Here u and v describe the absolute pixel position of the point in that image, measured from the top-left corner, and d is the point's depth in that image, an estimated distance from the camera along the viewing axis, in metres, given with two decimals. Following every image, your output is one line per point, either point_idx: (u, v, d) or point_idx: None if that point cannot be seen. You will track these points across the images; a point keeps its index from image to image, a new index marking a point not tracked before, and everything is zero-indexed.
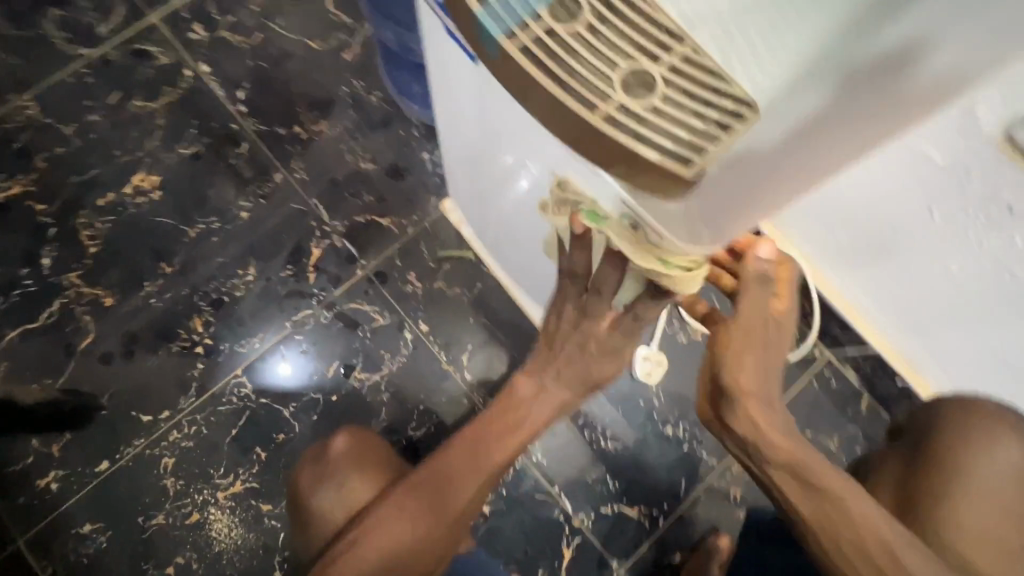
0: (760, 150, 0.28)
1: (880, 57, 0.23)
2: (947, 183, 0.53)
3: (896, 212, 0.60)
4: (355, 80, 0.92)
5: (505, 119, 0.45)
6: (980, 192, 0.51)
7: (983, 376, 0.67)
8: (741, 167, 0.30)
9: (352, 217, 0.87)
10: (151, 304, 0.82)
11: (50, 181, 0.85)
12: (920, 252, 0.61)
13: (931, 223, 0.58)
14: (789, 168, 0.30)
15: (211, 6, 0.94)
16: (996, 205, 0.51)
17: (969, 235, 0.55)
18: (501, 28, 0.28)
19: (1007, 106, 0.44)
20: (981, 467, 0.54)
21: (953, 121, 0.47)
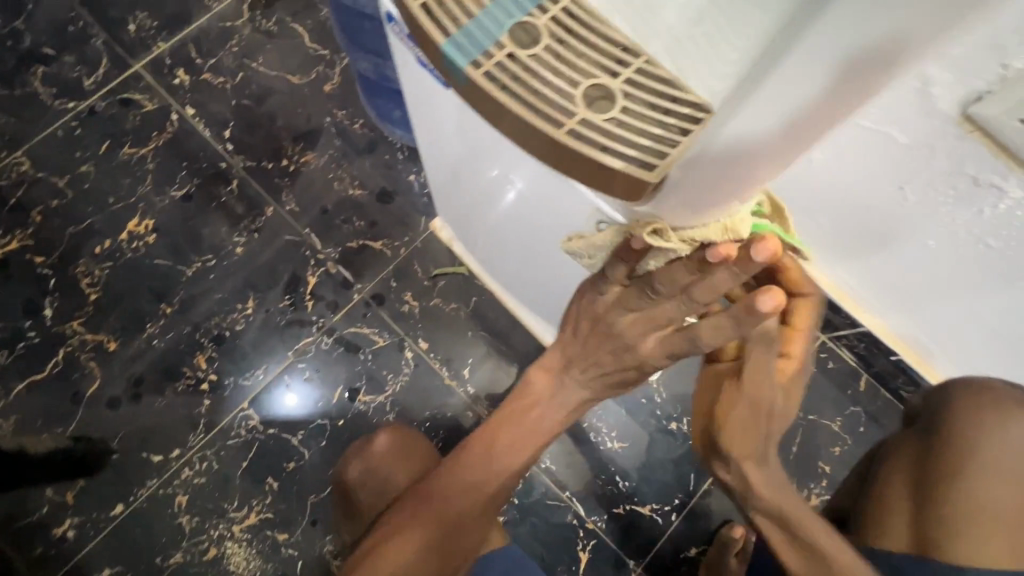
0: (713, 149, 0.30)
1: (803, 65, 0.23)
2: (914, 162, 0.55)
3: (871, 193, 0.62)
4: (337, 109, 0.95)
5: (481, 137, 0.47)
6: (946, 167, 0.53)
7: (978, 347, 0.68)
8: (701, 164, 0.31)
9: (345, 243, 0.89)
10: (154, 345, 0.83)
11: (46, 233, 0.87)
12: (899, 230, 0.63)
13: (904, 200, 0.59)
14: (754, 164, 0.30)
15: (193, 51, 0.97)
16: (962, 178, 0.53)
17: (941, 210, 0.57)
18: (466, 58, 0.30)
19: (960, 83, 0.46)
20: (1002, 447, 0.53)
21: (912, 100, 0.50)
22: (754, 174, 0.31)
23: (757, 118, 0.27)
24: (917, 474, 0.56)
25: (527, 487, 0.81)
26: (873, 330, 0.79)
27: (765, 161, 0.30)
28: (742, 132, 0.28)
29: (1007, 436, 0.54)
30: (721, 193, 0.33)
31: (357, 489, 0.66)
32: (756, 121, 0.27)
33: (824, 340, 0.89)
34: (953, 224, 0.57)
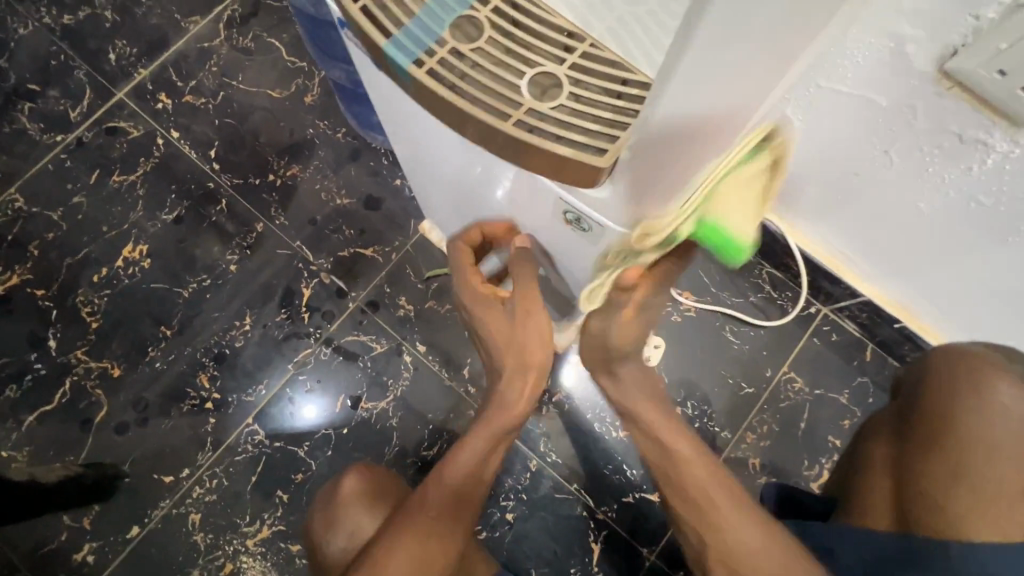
0: (649, 141, 0.28)
1: (717, 40, 0.21)
2: (895, 123, 0.54)
3: (854, 158, 0.60)
4: (319, 120, 0.95)
5: (446, 139, 0.46)
6: (927, 127, 0.52)
7: (976, 305, 0.67)
8: (643, 159, 0.29)
9: (336, 253, 0.89)
10: (157, 368, 0.85)
11: (44, 266, 0.89)
12: (885, 195, 0.62)
13: (889, 162, 0.58)
14: (697, 137, 0.28)
15: (173, 74, 0.97)
16: (946, 136, 0.51)
17: (927, 169, 0.56)
18: (407, 56, 0.30)
19: (934, 40, 0.45)
20: (976, 422, 0.50)
21: (886, 59, 0.49)
22: (702, 143, 0.29)
23: (696, 86, 0.24)
24: (905, 451, 0.53)
25: (534, 482, 0.81)
26: (874, 298, 0.77)
27: (711, 128, 0.28)
28: (683, 104, 0.25)
29: (988, 409, 0.50)
30: (673, 173, 0.31)
31: (355, 501, 0.66)
32: (696, 89, 0.24)
33: (826, 313, 0.87)
34: (944, 182, 0.56)
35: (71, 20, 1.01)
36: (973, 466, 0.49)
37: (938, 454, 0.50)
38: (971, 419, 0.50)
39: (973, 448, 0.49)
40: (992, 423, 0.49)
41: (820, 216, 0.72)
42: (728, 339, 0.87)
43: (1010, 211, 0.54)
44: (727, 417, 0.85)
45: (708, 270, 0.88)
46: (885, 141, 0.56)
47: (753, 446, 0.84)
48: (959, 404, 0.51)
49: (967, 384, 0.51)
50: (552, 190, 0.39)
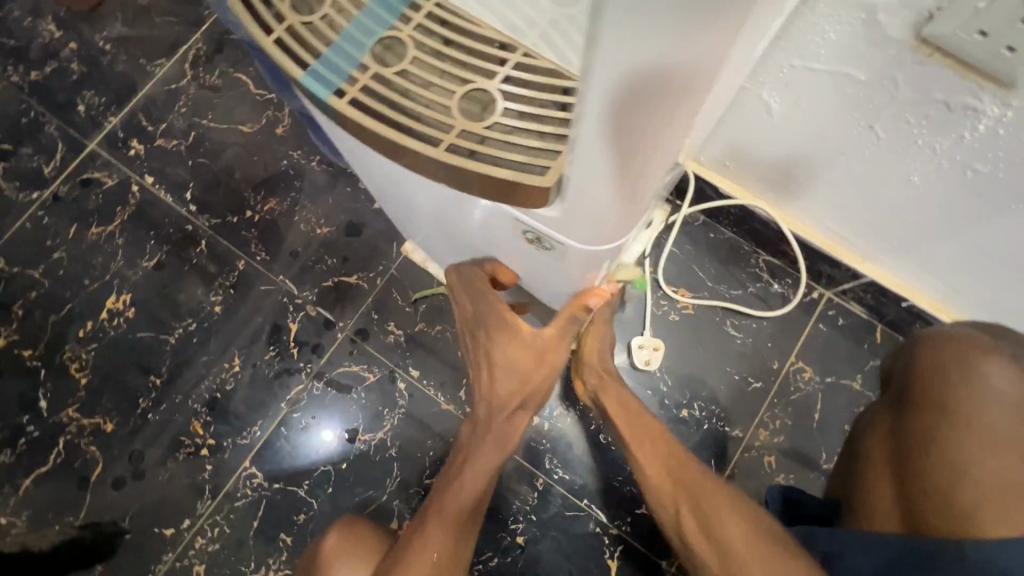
0: (590, 142, 0.26)
1: (636, 15, 0.19)
2: (876, 96, 0.51)
3: (837, 135, 0.57)
4: (292, 150, 0.93)
5: (394, 172, 0.43)
6: (912, 97, 0.49)
7: (984, 277, 0.63)
8: (587, 166, 0.27)
9: (320, 284, 0.87)
10: (150, 419, 0.83)
11: (30, 325, 0.88)
12: (874, 171, 0.59)
13: (874, 137, 0.55)
14: (642, 135, 0.26)
15: (143, 119, 0.97)
16: (932, 105, 0.48)
17: (915, 140, 0.53)
18: (328, 88, 0.28)
19: (908, 6, 0.42)
20: (970, 407, 0.46)
21: (859, 29, 0.46)
22: (651, 133, 0.26)
23: (625, 60, 0.21)
24: (899, 438, 0.50)
25: (542, 502, 0.78)
26: (876, 279, 0.74)
27: (657, 112, 0.25)
28: (615, 84, 0.22)
29: (980, 390, 0.47)
30: (624, 171, 0.27)
31: (339, 554, 0.63)
32: (625, 65, 0.21)
33: (830, 297, 0.84)
34: (937, 151, 0.52)
35: (39, 75, 1.00)
36: (971, 451, 0.46)
37: (938, 436, 0.47)
38: (966, 400, 0.47)
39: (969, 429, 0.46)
40: (985, 401, 0.46)
41: (810, 199, 0.69)
42: (730, 333, 0.84)
43: (1010, 176, 0.50)
44: (736, 415, 0.82)
45: (703, 264, 0.85)
46: (869, 114, 0.53)
47: (766, 442, 0.81)
48: (943, 384, 0.48)
49: (954, 363, 0.48)
50: (506, 214, 0.36)
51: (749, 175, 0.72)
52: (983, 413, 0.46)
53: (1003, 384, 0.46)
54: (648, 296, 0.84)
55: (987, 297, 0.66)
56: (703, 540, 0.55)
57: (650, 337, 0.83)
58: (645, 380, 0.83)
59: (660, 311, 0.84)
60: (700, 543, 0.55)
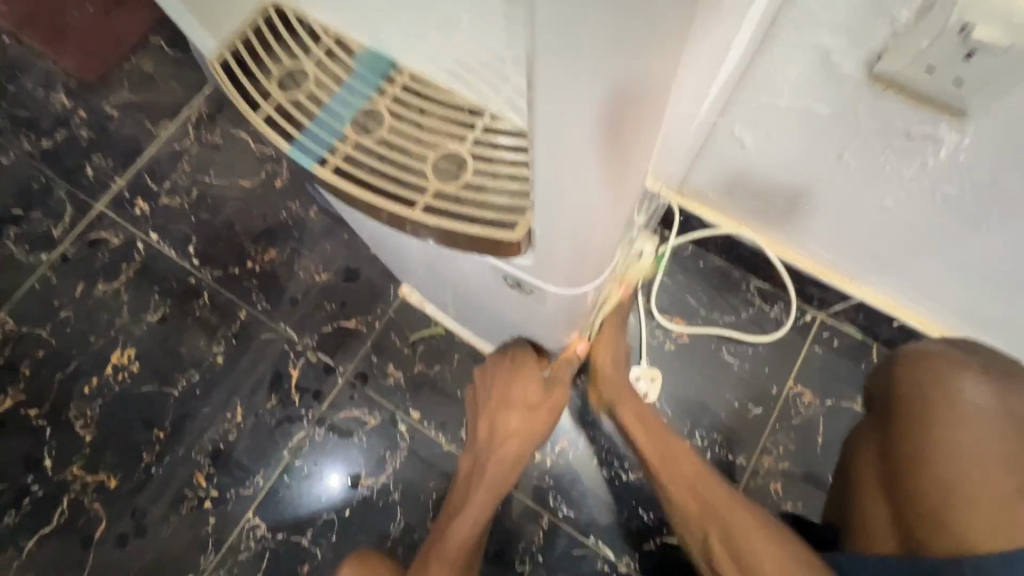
0: (548, 190, 0.28)
1: (567, 70, 0.21)
2: (839, 127, 0.53)
3: (809, 165, 0.60)
4: (291, 201, 0.97)
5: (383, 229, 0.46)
6: (873, 128, 0.51)
7: (968, 294, 0.64)
8: (549, 212, 0.29)
9: (320, 329, 0.89)
10: (153, 473, 0.83)
11: (36, 384, 0.89)
12: (849, 196, 0.61)
13: (843, 165, 0.57)
14: (600, 179, 0.27)
15: (148, 179, 1.01)
16: (894, 133, 0.50)
17: (882, 167, 0.55)
18: (311, 157, 0.31)
19: (859, 45, 0.45)
20: (955, 425, 0.46)
21: (817, 68, 0.49)
22: (610, 175, 0.27)
23: (572, 108, 0.23)
24: (890, 458, 0.50)
25: (548, 541, 0.77)
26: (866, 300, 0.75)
27: (612, 155, 0.26)
28: (564, 130, 0.24)
29: (961, 409, 0.47)
30: (585, 211, 0.29)
31: None
32: (573, 114, 0.23)
33: (824, 319, 0.84)
34: (904, 177, 0.54)
35: (50, 143, 1.05)
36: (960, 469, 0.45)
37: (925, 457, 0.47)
38: (947, 418, 0.47)
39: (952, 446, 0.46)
40: (963, 418, 0.46)
41: (793, 226, 0.71)
42: (726, 359, 0.84)
43: (977, 197, 0.52)
44: (738, 443, 0.81)
45: (696, 292, 0.86)
46: (837, 144, 0.55)
47: (771, 469, 0.80)
48: (923, 404, 0.48)
49: (933, 383, 0.48)
50: (485, 263, 0.39)
51: (732, 205, 0.74)
52: (965, 430, 0.46)
53: (978, 400, 0.47)
54: (643, 326, 0.85)
55: (974, 313, 0.67)
56: (726, 558, 0.52)
57: (646, 367, 0.84)
58: None
59: (655, 341, 0.85)
60: (724, 563, 0.52)
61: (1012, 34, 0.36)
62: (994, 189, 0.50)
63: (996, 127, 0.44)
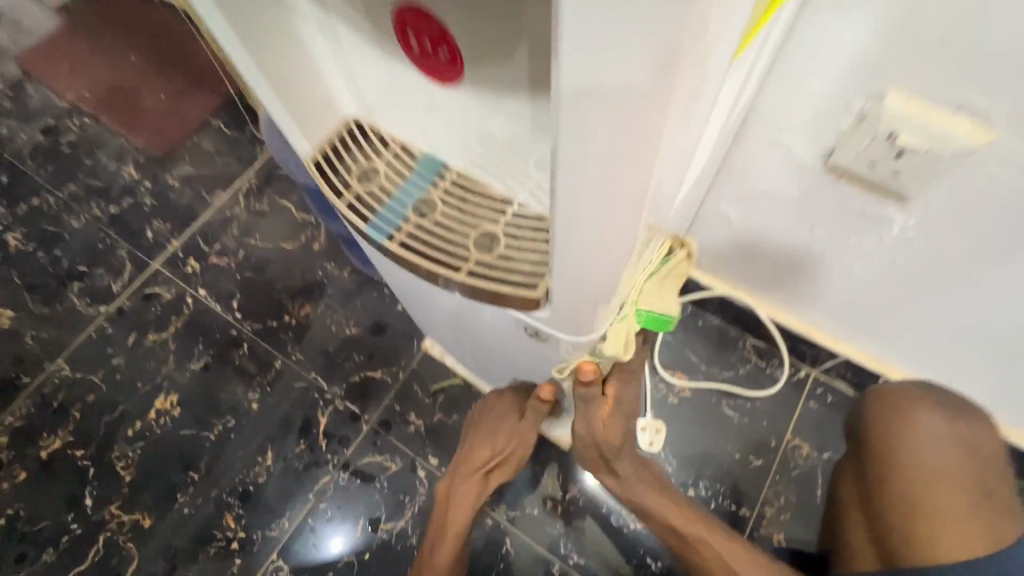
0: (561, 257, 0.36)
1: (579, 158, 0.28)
2: (809, 204, 0.62)
3: (787, 236, 0.69)
4: (327, 262, 1.07)
5: (424, 288, 0.56)
6: (836, 206, 0.60)
7: (939, 352, 0.71)
8: (563, 275, 0.37)
9: (348, 379, 0.96)
10: (185, 513, 0.89)
11: (83, 427, 0.96)
12: (824, 261, 0.69)
13: (815, 236, 0.66)
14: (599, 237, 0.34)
15: (200, 241, 1.13)
16: (854, 210, 0.59)
17: (847, 239, 0.63)
18: (382, 233, 0.41)
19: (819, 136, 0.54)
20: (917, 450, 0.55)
21: (786, 155, 0.58)
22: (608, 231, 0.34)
23: (580, 184, 0.30)
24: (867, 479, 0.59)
25: None
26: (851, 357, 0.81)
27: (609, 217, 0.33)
28: (574, 200, 0.31)
29: (921, 436, 0.55)
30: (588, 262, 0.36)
31: None
32: (581, 187, 0.30)
33: (817, 376, 0.90)
34: (867, 248, 0.63)
35: (116, 209, 1.19)
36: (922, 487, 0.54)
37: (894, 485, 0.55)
38: (911, 444, 0.55)
39: (914, 477, 0.55)
40: (921, 448, 0.55)
41: (778, 288, 0.79)
42: (726, 413, 0.90)
43: (931, 266, 0.60)
44: (740, 494, 0.85)
45: (696, 348, 0.93)
46: (808, 219, 0.64)
47: (772, 520, 0.84)
48: (891, 440, 0.57)
49: (897, 414, 0.57)
50: (510, 317, 0.47)
51: (724, 269, 0.83)
52: (919, 458, 0.55)
53: (935, 428, 0.55)
54: (648, 380, 0.92)
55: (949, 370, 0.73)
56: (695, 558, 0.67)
57: (652, 419, 0.89)
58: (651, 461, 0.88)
59: (659, 394, 0.91)
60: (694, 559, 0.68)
61: (930, 141, 0.47)
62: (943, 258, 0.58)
63: (936, 207, 0.53)
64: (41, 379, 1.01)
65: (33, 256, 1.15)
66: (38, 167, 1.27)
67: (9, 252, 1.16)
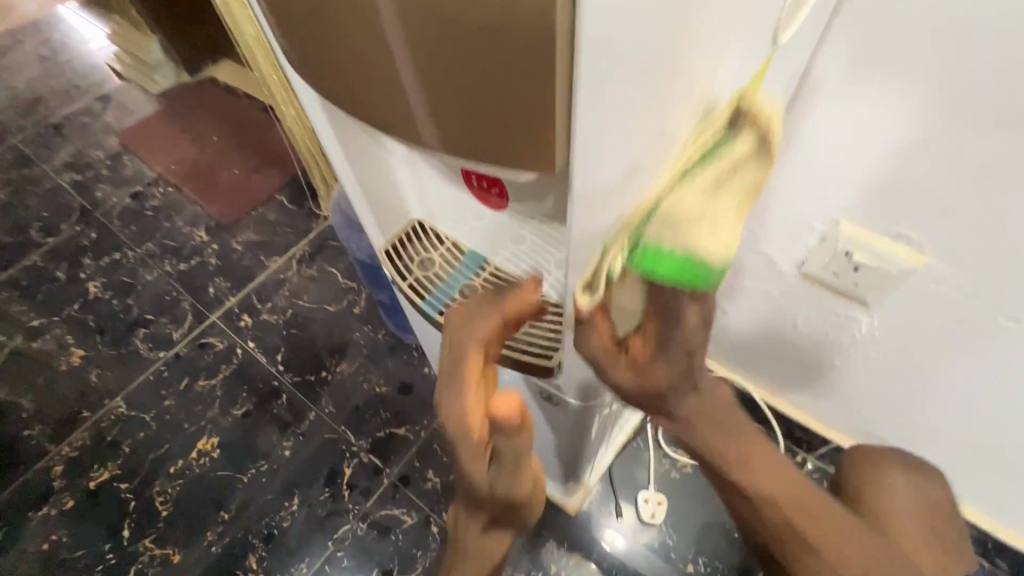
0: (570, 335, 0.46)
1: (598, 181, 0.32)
2: (795, 294, 0.70)
3: (773, 328, 0.78)
4: (365, 325, 1.20)
5: None
6: (812, 302, 0.70)
7: (921, 441, 0.77)
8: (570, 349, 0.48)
9: (374, 434, 1.05)
10: (213, 550, 0.95)
11: (130, 462, 1.05)
12: (807, 350, 0.77)
13: (798, 329, 0.75)
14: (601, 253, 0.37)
15: (254, 298, 1.27)
16: (829, 307, 0.68)
17: (825, 332, 0.72)
18: (434, 309, 0.53)
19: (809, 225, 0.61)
20: None
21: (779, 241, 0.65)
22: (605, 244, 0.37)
23: (594, 204, 0.33)
24: None
25: None
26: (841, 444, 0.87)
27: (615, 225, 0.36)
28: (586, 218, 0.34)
29: None
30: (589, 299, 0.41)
31: None
32: (594, 207, 0.34)
33: (813, 461, 0.95)
34: (843, 342, 0.72)
35: (185, 266, 1.35)
36: None
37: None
38: None
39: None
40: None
41: (769, 373, 0.87)
42: None
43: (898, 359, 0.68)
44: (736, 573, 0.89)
45: None
46: (789, 314, 0.74)
47: None
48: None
49: None
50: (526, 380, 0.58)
51: (723, 356, 0.91)
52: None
53: None
54: (653, 454, 0.98)
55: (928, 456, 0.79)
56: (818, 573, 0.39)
57: (655, 491, 0.95)
58: (652, 534, 0.93)
59: (662, 468, 0.97)
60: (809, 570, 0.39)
61: (879, 261, 0.58)
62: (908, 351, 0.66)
63: (897, 305, 0.61)
64: (99, 414, 1.12)
65: (107, 302, 1.30)
66: (123, 225, 1.46)
67: (87, 298, 1.31)
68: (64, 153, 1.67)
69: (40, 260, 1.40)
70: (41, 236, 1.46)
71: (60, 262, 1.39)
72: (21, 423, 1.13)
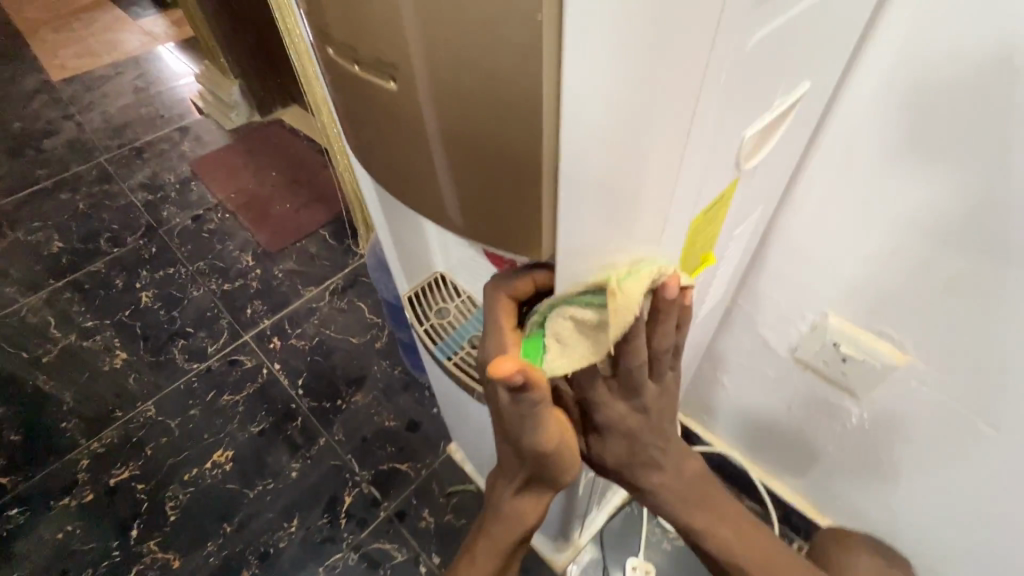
0: None
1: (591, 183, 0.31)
2: (789, 372, 0.73)
3: (766, 409, 0.81)
4: (383, 360, 1.26)
5: (460, 397, 0.73)
6: (804, 386, 0.72)
7: (912, 546, 0.76)
8: None
9: (378, 466, 1.09)
10: (210, 561, 0.99)
11: (150, 465, 1.12)
12: (800, 433, 0.79)
13: (791, 413, 0.78)
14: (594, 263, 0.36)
15: (286, 323, 1.36)
16: (821, 392, 0.71)
17: (816, 419, 0.75)
18: (445, 355, 0.60)
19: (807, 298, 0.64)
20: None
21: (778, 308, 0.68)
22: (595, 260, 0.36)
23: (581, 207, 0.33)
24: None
25: None
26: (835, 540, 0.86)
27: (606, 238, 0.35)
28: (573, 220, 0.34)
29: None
30: None
31: None
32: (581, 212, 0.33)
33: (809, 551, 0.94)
34: (834, 432, 0.74)
35: (229, 287, 1.47)
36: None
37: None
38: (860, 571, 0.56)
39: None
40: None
41: (763, 452, 0.89)
42: None
43: (887, 454, 0.69)
44: None
45: None
46: (782, 397, 0.77)
47: None
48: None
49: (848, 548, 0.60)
50: None
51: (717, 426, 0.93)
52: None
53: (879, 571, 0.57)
54: (646, 522, 0.98)
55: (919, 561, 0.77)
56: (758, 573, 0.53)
57: (643, 559, 0.94)
58: None
59: (654, 537, 0.97)
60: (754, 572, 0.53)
61: (865, 356, 0.62)
62: (897, 447, 0.67)
63: (887, 395, 0.63)
64: (130, 415, 1.20)
65: (155, 312, 1.41)
66: (180, 244, 1.59)
67: (138, 306, 1.43)
68: (140, 174, 1.86)
69: (103, 268, 1.54)
70: (108, 246, 1.61)
71: (120, 271, 1.53)
72: (59, 415, 1.21)
